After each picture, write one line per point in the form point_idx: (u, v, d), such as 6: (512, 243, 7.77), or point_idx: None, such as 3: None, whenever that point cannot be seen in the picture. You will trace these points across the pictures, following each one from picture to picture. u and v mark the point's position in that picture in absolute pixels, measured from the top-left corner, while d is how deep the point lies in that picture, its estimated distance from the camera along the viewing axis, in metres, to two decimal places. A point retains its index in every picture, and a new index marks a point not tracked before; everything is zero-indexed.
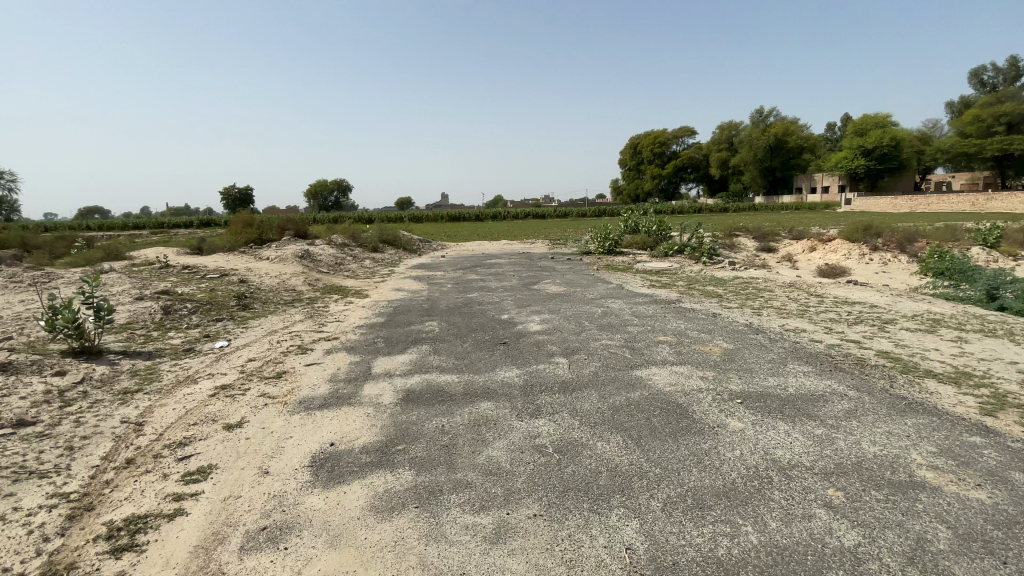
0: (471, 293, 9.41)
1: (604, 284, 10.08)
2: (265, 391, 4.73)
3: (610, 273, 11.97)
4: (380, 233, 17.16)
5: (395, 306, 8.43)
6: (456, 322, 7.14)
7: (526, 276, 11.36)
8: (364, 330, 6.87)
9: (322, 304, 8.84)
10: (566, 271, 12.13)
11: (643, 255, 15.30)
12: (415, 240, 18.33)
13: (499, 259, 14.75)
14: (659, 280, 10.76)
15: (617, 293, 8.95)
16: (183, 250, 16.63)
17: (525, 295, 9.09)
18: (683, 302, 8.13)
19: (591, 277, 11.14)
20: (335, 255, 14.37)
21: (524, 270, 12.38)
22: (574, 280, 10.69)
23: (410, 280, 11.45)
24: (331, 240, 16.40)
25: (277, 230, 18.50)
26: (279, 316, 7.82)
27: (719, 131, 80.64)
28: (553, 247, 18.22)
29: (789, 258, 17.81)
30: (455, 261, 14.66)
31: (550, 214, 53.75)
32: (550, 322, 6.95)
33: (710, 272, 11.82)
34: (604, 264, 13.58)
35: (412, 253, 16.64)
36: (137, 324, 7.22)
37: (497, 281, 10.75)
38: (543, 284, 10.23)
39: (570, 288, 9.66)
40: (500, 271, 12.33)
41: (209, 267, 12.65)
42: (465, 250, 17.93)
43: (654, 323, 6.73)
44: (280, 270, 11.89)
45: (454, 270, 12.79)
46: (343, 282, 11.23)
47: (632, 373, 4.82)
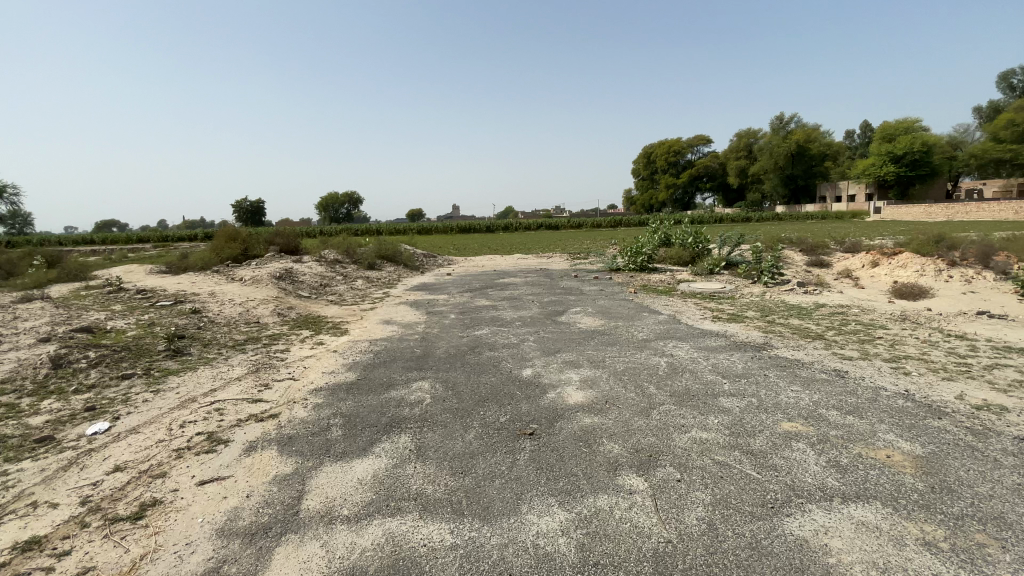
0: (480, 329, 7.17)
1: (653, 315, 7.76)
2: (89, 566, 2.51)
3: (653, 297, 9.65)
4: (377, 248, 14.99)
5: (377, 350, 6.19)
6: (458, 382, 4.89)
7: (549, 303, 9.08)
8: (321, 397, 4.66)
9: (281, 345, 6.64)
10: (598, 296, 9.84)
11: (683, 272, 12.95)
12: (417, 255, 16.18)
13: (514, 278, 12.53)
14: (720, 308, 8.43)
15: (677, 331, 6.63)
16: (155, 269, 14.59)
17: (552, 333, 6.83)
18: (776, 348, 5.81)
19: (631, 304, 8.82)
20: (322, 275, 12.24)
21: (547, 294, 10.14)
22: (613, 308, 8.42)
23: (405, 307, 9.27)
24: (321, 256, 14.27)
25: (263, 245, 16.43)
26: (212, 369, 5.63)
27: (738, 139, 78.08)
28: (575, 262, 15.90)
29: (848, 275, 15.32)
30: (462, 281, 12.45)
31: (564, 225, 51.54)
32: (597, 386, 4.66)
33: (778, 298, 9.45)
34: (640, 285, 11.24)
35: (414, 271, 14.46)
36: (4, 386, 5.05)
37: (512, 311, 8.47)
38: (574, 315, 7.98)
39: (609, 322, 7.36)
40: (516, 294, 10.08)
41: (167, 289, 10.53)
42: (474, 267, 15.69)
43: (759, 393, 4.40)
44: (249, 295, 9.75)
45: (460, 294, 10.55)
46: (323, 311, 9.03)
47: (788, 537, 2.49)
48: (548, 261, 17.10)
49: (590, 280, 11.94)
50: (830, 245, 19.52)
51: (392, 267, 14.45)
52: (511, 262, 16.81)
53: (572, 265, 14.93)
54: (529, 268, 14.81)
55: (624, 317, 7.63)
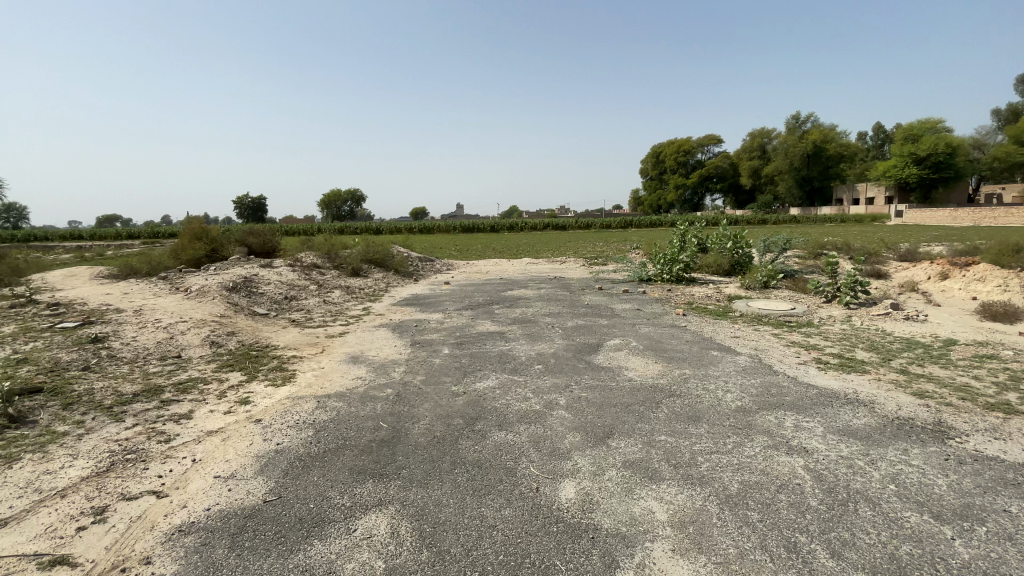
0: (483, 377, 4.92)
1: (729, 358, 5.48)
2: None
3: (710, 322, 7.36)
4: (362, 249, 12.70)
5: (320, 423, 3.94)
6: (444, 519, 2.64)
7: (575, 330, 6.80)
8: (176, 556, 2.45)
9: (184, 409, 4.43)
10: (637, 319, 7.56)
11: (730, 286, 10.67)
12: (411, 259, 13.92)
13: (526, 291, 10.26)
14: (814, 344, 6.13)
15: (783, 396, 4.36)
16: (105, 273, 12.45)
17: (592, 387, 4.54)
18: (966, 439, 3.54)
19: (687, 333, 6.54)
20: (290, 284, 10.00)
21: (570, 315, 7.87)
22: (668, 342, 6.14)
23: (385, 333, 7.01)
24: (295, 259, 12.01)
25: (234, 245, 14.17)
26: (43, 465, 3.43)
27: (751, 139, 75.57)
28: (596, 269, 13.63)
29: (919, 289, 12.94)
30: (460, 293, 10.19)
31: (573, 226, 49.18)
32: (709, 546, 2.40)
33: (875, 328, 7.15)
34: (685, 303, 8.96)
35: (405, 279, 12.18)
36: None
37: (527, 344, 6.20)
38: (615, 352, 5.71)
39: (670, 369, 5.07)
40: (530, 316, 7.80)
41: (89, 302, 8.34)
42: (476, 274, 13.38)
43: None
44: (183, 312, 7.52)
45: (457, 312, 8.27)
46: (275, 338, 6.80)
47: None
48: (563, 266, 14.79)
49: (620, 294, 9.63)
50: (883, 252, 17.12)
51: (380, 274, 12.18)
52: (519, 269, 14.49)
53: (593, 273, 12.62)
54: (542, 276, 12.52)
55: (689, 362, 5.34)
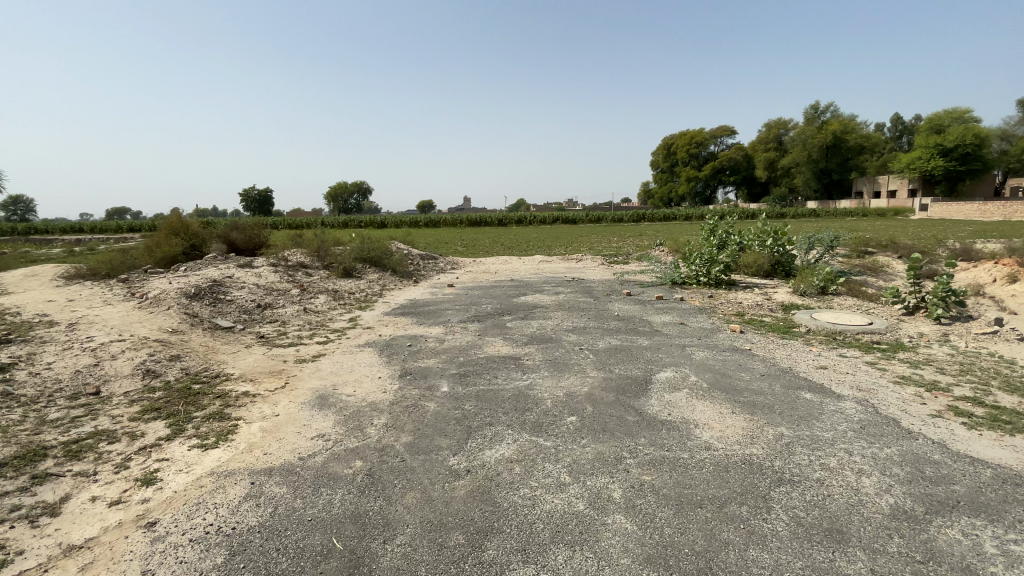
0: (496, 436, 3.46)
1: (833, 408, 3.98)
2: None
3: (780, 344, 5.84)
4: (355, 247, 11.26)
5: (241, 538, 2.50)
6: None
7: (612, 355, 5.30)
8: None
9: (58, 496, 3.02)
10: (686, 338, 6.04)
11: (779, 292, 9.14)
12: (412, 258, 12.46)
13: (542, 297, 8.77)
14: (934, 382, 4.60)
15: (952, 489, 2.86)
16: (68, 271, 11.11)
17: (655, 463, 3.06)
18: None
19: (758, 363, 5.04)
20: (268, 288, 8.57)
21: (601, 331, 6.36)
22: (738, 377, 4.65)
23: (368, 355, 5.56)
24: (278, 257, 10.57)
25: (215, 241, 12.77)
26: None
27: (767, 130, 73.25)
28: (618, 269, 12.09)
29: (990, 295, 11.30)
30: (466, 300, 8.72)
31: (583, 220, 47.55)
32: None
33: (993, 355, 5.60)
34: (735, 315, 7.43)
35: (403, 281, 10.71)
36: None
37: (551, 376, 4.72)
38: (674, 394, 4.22)
39: (761, 429, 3.57)
40: (551, 332, 6.31)
41: (22, 312, 6.98)
42: (483, 275, 11.90)
43: None
44: (125, 327, 6.12)
45: (461, 326, 6.81)
46: (231, 364, 5.39)
47: None
48: (581, 265, 13.24)
49: (656, 302, 8.11)
50: (934, 250, 15.41)
51: (374, 275, 10.72)
52: (532, 269, 12.97)
53: (617, 274, 11.10)
54: (559, 278, 11.01)
55: (782, 415, 3.83)
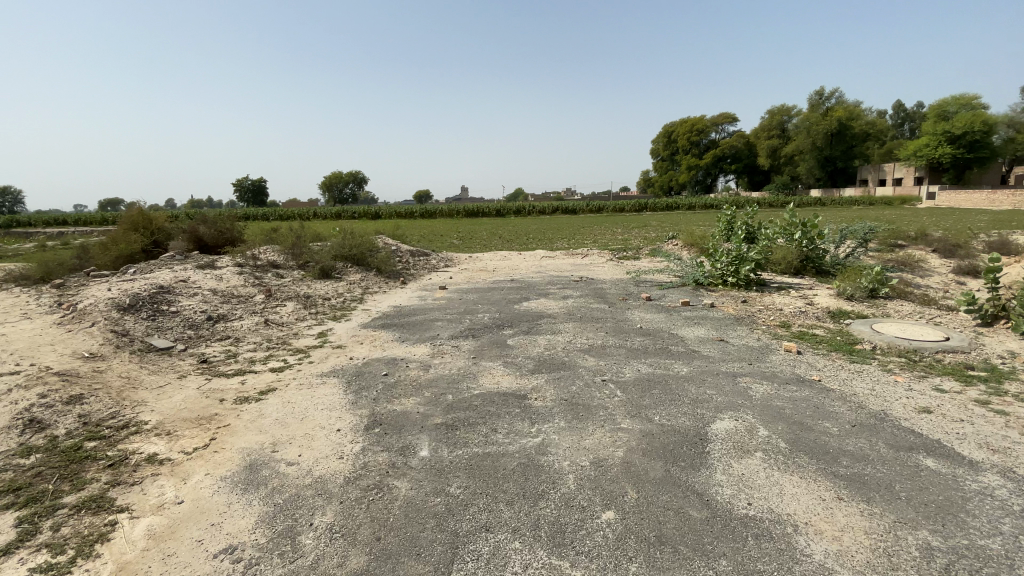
0: (495, 558, 2.23)
1: (978, 494, 2.78)
2: None
3: (854, 372, 4.61)
4: (335, 243, 9.96)
5: None
6: None
7: (647, 392, 4.07)
8: None
9: None
10: (734, 363, 4.81)
11: (822, 297, 7.89)
12: (400, 255, 11.16)
13: (549, 304, 7.49)
14: None
15: None
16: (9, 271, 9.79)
17: None
18: None
19: (842, 408, 3.81)
20: (226, 294, 7.30)
21: (625, 353, 5.11)
22: (824, 433, 3.43)
23: (331, 390, 4.32)
24: (246, 255, 9.27)
25: (181, 237, 11.44)
26: None
27: (771, 117, 71.65)
28: (631, 266, 10.82)
29: None
30: (459, 307, 7.45)
31: (584, 211, 46.10)
32: None
33: None
34: (782, 327, 6.19)
35: (389, 282, 9.44)
36: None
37: (569, 428, 3.47)
38: (746, 465, 3.00)
39: (895, 543, 2.36)
40: (563, 355, 5.06)
41: None
42: (479, 274, 10.62)
43: None
44: (28, 351, 4.86)
45: (451, 344, 5.56)
46: (150, 407, 4.14)
47: None
48: (588, 262, 11.95)
49: (684, 311, 6.87)
50: (971, 241, 14.15)
51: (355, 275, 9.43)
52: (534, 266, 11.68)
53: (631, 273, 9.85)
54: (565, 278, 9.74)
55: (911, 508, 2.64)
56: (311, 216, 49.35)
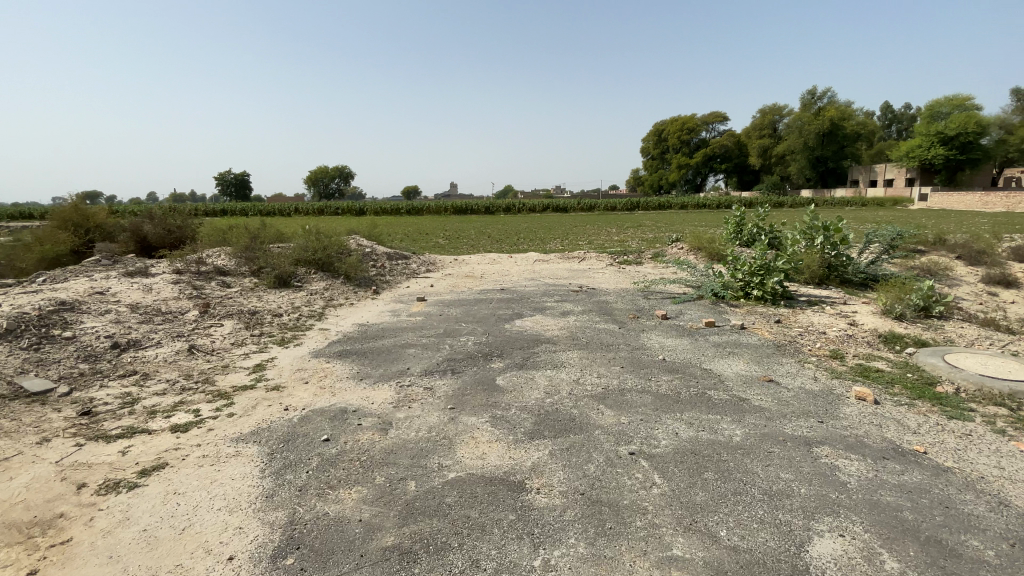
0: None
1: None
2: None
3: (964, 439, 3.42)
4: (296, 247, 8.59)
5: None
6: None
7: (698, 477, 2.84)
8: None
9: None
10: (801, 422, 3.59)
11: (866, 315, 6.72)
12: (374, 259, 9.82)
13: (547, 323, 6.23)
14: None
15: None
16: None
17: None
18: None
19: (985, 511, 2.61)
20: (150, 311, 5.94)
21: (652, 400, 3.88)
22: (983, 569, 2.24)
23: (242, 473, 3.02)
24: (188, 259, 7.89)
25: (122, 236, 9.98)
26: None
27: (763, 116, 71.07)
28: (636, 274, 9.60)
29: None
30: (438, 325, 6.16)
31: (575, 209, 44.93)
32: None
33: None
34: (836, 360, 5.00)
35: (358, 291, 8.10)
36: None
37: (593, 559, 2.22)
38: None
39: None
40: (571, 406, 3.80)
41: None
42: (464, 282, 9.31)
43: None
44: None
45: (423, 385, 4.26)
46: None
47: None
48: (586, 268, 10.72)
49: (711, 335, 5.66)
50: (997, 247, 13.11)
51: (319, 284, 8.07)
52: (527, 272, 10.40)
53: (637, 282, 8.62)
54: (563, 287, 8.49)
55: None
56: (293, 212, 47.57)
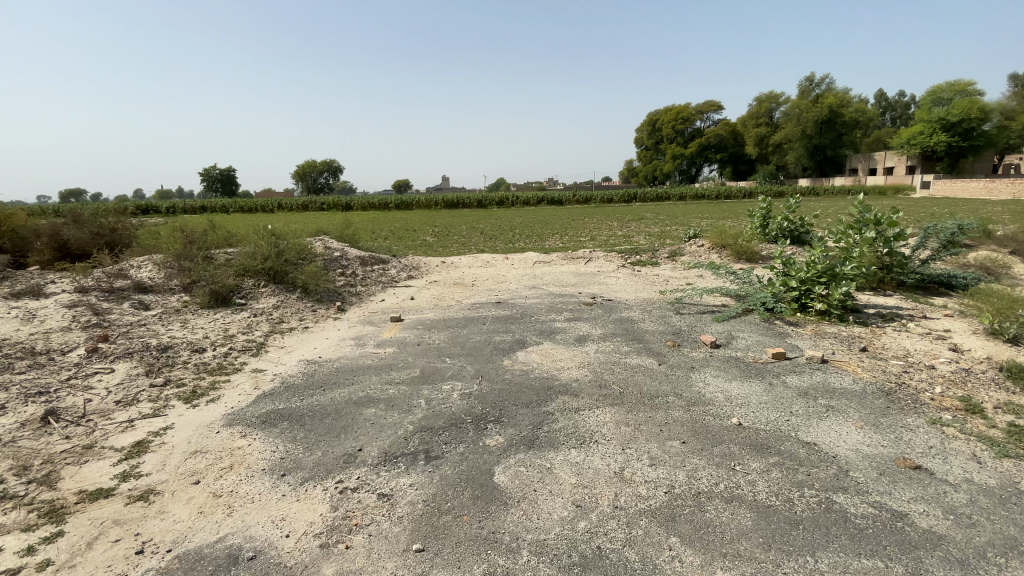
0: None
1: None
2: None
3: None
4: (242, 254, 6.96)
5: None
6: None
7: None
8: None
9: None
10: None
11: (968, 337, 5.20)
12: (343, 265, 8.18)
13: (559, 356, 4.63)
14: None
15: None
16: None
17: None
18: None
19: None
20: (15, 352, 4.33)
21: (753, 528, 2.32)
22: None
23: None
24: (101, 273, 6.25)
25: (40, 242, 8.29)
26: None
27: (760, 104, 69.55)
28: (658, 280, 8.05)
29: None
30: (412, 362, 4.55)
31: (570, 202, 43.33)
32: None
33: None
34: (984, 419, 3.46)
35: (318, 308, 6.48)
36: None
37: None
38: None
39: None
40: (620, 541, 2.25)
41: None
42: (451, 292, 7.69)
43: None
44: None
45: (378, 488, 2.68)
46: None
47: None
48: (596, 272, 9.13)
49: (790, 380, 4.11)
50: None
51: (268, 300, 6.46)
52: (526, 277, 8.78)
53: (663, 292, 7.07)
54: (573, 299, 6.91)
55: None
56: (277, 208, 45.59)
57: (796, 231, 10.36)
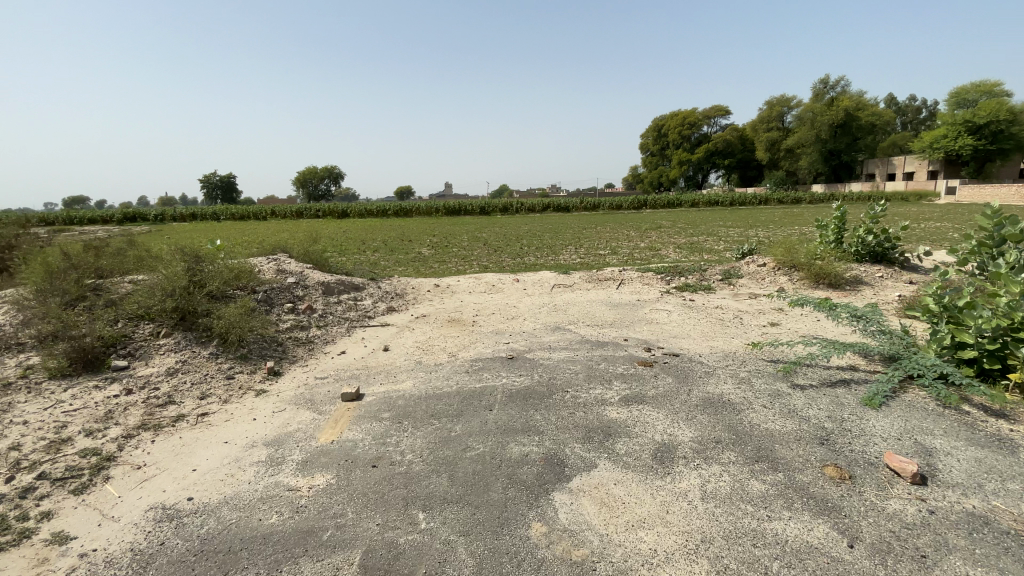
0: None
1: None
2: None
3: None
4: (141, 290, 4.79)
5: None
6: None
7: None
8: None
9: None
10: None
11: None
12: (297, 298, 5.98)
13: (638, 507, 2.40)
14: None
15: None
16: None
17: None
18: None
19: None
20: None
21: None
22: None
23: None
24: None
25: None
26: None
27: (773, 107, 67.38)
28: (731, 319, 5.82)
29: None
30: (351, 527, 2.33)
31: (578, 208, 41.21)
32: None
33: None
34: None
35: (238, 373, 4.27)
36: None
37: None
38: None
39: None
40: None
41: None
42: (442, 337, 5.46)
43: None
44: None
45: None
46: None
47: None
48: (637, 303, 6.91)
49: None
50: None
51: (164, 360, 4.28)
52: (546, 310, 6.57)
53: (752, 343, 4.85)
54: (622, 354, 4.67)
55: None
56: (271, 214, 43.76)
57: (886, 247, 8.10)
